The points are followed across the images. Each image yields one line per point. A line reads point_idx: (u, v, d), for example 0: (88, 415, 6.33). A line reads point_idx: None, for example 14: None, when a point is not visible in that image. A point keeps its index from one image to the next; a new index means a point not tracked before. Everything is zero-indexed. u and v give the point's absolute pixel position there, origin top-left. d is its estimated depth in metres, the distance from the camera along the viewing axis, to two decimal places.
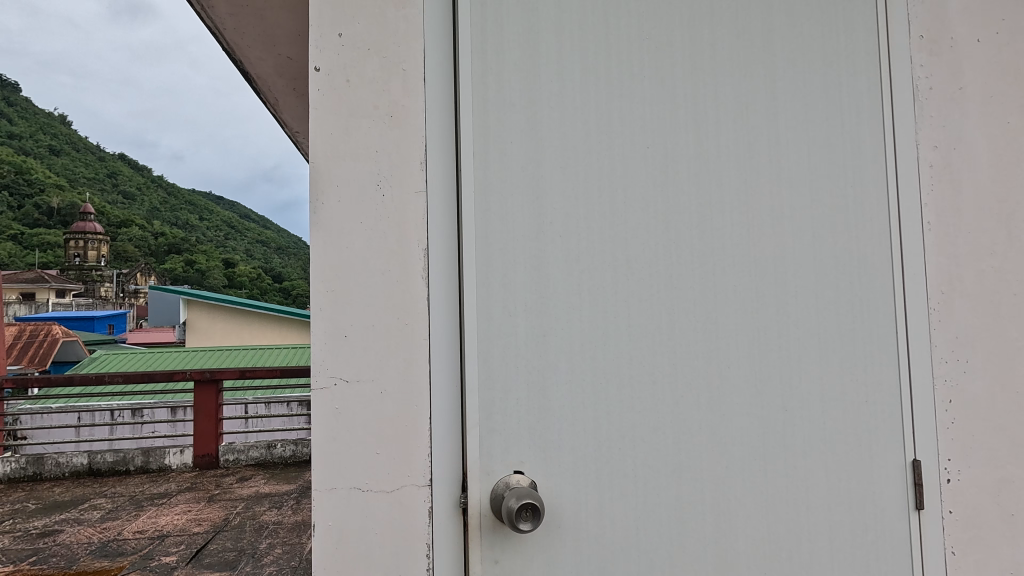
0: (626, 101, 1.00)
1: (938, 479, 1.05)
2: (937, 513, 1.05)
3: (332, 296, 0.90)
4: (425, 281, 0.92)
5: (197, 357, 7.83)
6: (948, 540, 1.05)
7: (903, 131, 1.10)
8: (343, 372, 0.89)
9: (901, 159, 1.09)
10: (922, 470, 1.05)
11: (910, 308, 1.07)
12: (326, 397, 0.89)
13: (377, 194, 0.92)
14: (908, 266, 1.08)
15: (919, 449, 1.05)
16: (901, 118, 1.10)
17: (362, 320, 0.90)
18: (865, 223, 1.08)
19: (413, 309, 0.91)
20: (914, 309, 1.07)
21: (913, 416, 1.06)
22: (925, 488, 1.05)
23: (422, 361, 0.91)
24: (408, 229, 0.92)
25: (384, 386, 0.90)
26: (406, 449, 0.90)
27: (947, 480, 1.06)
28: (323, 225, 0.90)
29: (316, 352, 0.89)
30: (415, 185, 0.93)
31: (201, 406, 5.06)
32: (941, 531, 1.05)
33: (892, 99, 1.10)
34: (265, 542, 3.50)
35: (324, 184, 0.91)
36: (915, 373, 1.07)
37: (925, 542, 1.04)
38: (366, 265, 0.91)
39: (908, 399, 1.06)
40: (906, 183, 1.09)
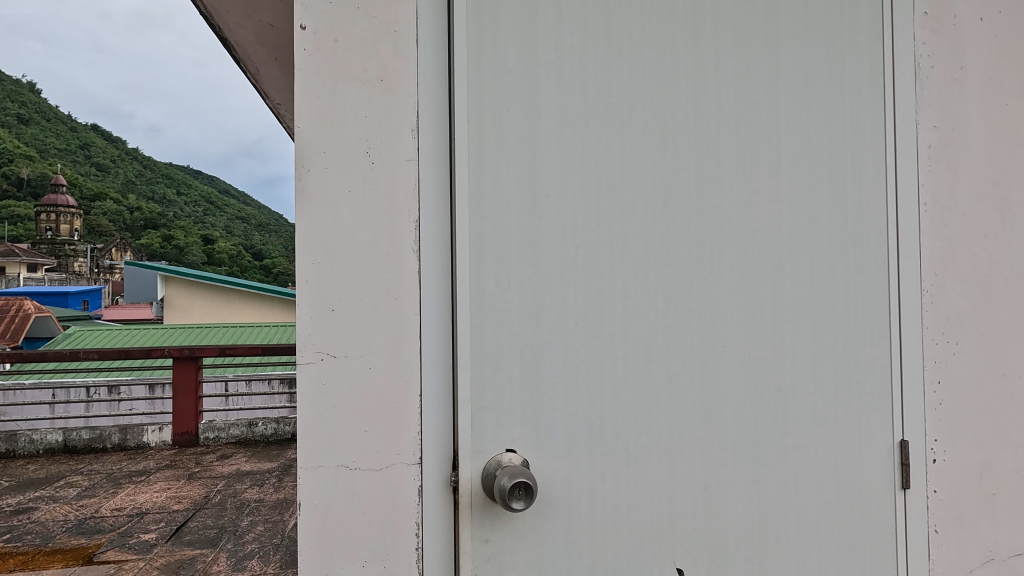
0: (626, 71, 0.97)
1: (924, 458, 1.06)
2: (922, 493, 1.06)
3: (318, 268, 0.86)
4: (416, 252, 0.89)
5: (174, 334, 7.69)
6: (931, 519, 1.06)
7: (904, 110, 1.08)
8: (329, 347, 0.86)
9: (901, 139, 1.08)
10: (909, 451, 1.06)
11: (903, 290, 1.07)
12: (312, 372, 0.86)
13: (365, 161, 0.88)
14: (903, 249, 1.07)
15: (907, 430, 1.06)
16: (902, 96, 1.08)
17: (350, 294, 0.87)
18: (862, 204, 1.07)
19: (403, 284, 0.88)
20: (906, 292, 1.07)
21: (901, 397, 1.06)
22: (911, 468, 1.06)
23: (412, 336, 0.88)
24: (398, 199, 0.88)
25: (373, 361, 0.87)
26: (396, 427, 0.88)
27: (932, 460, 1.07)
28: (308, 193, 0.86)
29: (301, 326, 0.86)
30: (405, 155, 0.89)
31: (179, 383, 4.98)
32: (925, 510, 1.06)
33: (893, 79, 1.08)
34: (246, 519, 3.48)
35: (309, 150, 0.86)
36: (906, 354, 1.07)
37: (910, 521, 1.06)
38: (354, 237, 0.87)
39: (898, 381, 1.06)
40: (904, 164, 1.08)
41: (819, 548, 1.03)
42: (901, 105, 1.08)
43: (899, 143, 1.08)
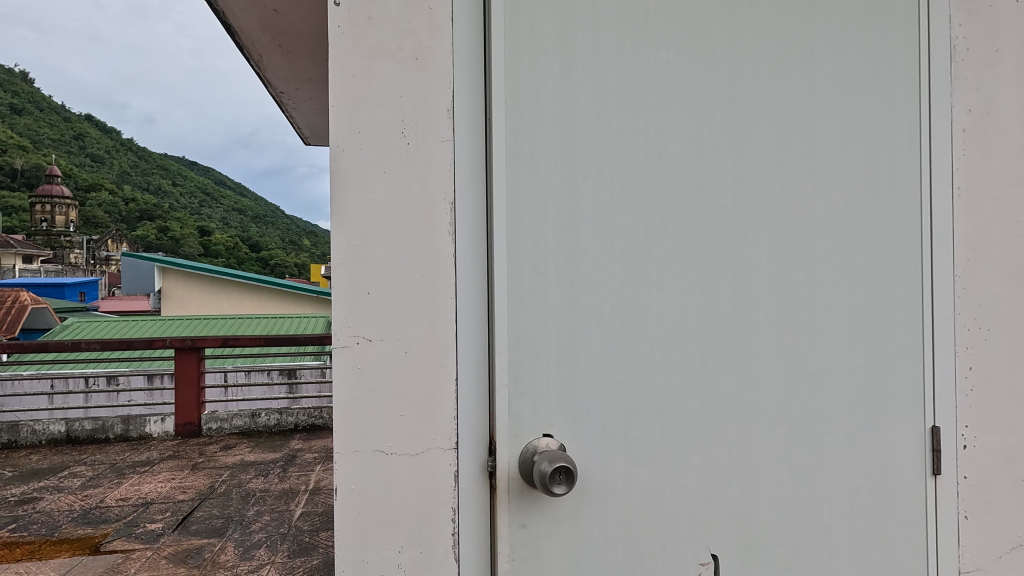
0: (662, 51, 0.95)
1: (955, 444, 1.06)
2: (952, 479, 1.06)
3: (352, 250, 0.85)
4: (451, 235, 0.88)
5: (173, 325, 7.66)
6: (961, 505, 1.06)
7: (938, 92, 1.07)
8: (365, 331, 0.85)
9: (936, 122, 1.07)
10: (940, 437, 1.05)
11: (936, 275, 1.06)
12: (347, 356, 0.85)
13: (400, 142, 0.86)
14: (936, 233, 1.06)
15: (939, 415, 1.06)
16: (937, 79, 1.07)
17: (384, 277, 0.86)
18: (897, 188, 1.05)
19: (439, 267, 0.87)
20: (939, 277, 1.06)
21: (933, 382, 1.06)
22: (942, 453, 1.06)
23: (447, 320, 0.87)
24: (433, 181, 0.87)
25: (408, 345, 0.86)
26: (431, 411, 0.87)
27: (962, 446, 1.06)
28: (343, 174, 0.85)
29: (336, 309, 0.84)
30: (440, 136, 0.88)
31: (181, 373, 4.96)
32: (956, 496, 1.06)
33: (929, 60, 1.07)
34: (252, 509, 3.48)
35: (343, 130, 0.85)
36: (939, 339, 1.06)
37: (940, 506, 1.06)
38: (389, 219, 0.86)
39: (930, 367, 1.06)
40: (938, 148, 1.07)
41: (850, 534, 1.02)
42: (936, 88, 1.07)
43: (934, 126, 1.06)
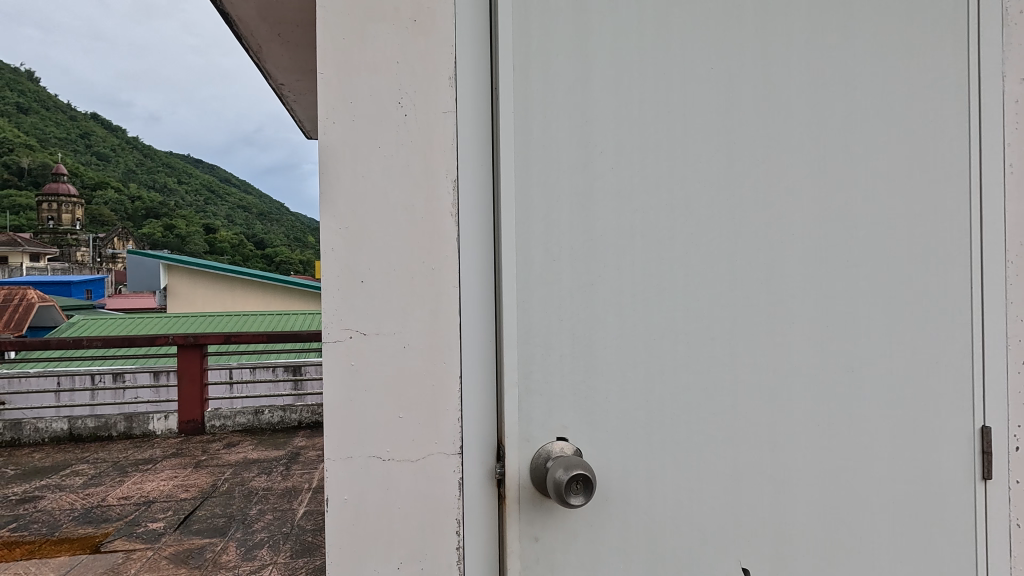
0: (687, 15, 0.86)
1: (1007, 446, 0.96)
2: (1005, 484, 0.96)
3: (345, 234, 0.76)
4: (455, 217, 0.79)
5: (177, 322, 7.61)
6: (1014, 512, 0.97)
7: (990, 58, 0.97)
8: (359, 324, 0.77)
9: (987, 92, 0.97)
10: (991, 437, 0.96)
11: (987, 260, 0.97)
12: (339, 352, 0.76)
13: (397, 114, 0.78)
14: (988, 214, 0.97)
15: (990, 414, 0.96)
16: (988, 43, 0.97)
17: (380, 265, 0.77)
18: (943, 165, 0.96)
19: (441, 253, 0.78)
20: (989, 262, 0.97)
21: (985, 377, 0.96)
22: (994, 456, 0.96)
23: (451, 312, 0.78)
24: (434, 157, 0.78)
25: (407, 339, 0.78)
26: (433, 412, 0.78)
27: (1016, 448, 0.97)
28: (334, 150, 0.76)
29: (327, 300, 0.76)
30: (441, 106, 0.79)
31: (184, 370, 4.90)
32: (1008, 502, 0.97)
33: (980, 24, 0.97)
34: (254, 508, 3.41)
35: (334, 100, 0.76)
36: (990, 330, 0.96)
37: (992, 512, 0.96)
38: (386, 200, 0.77)
39: (981, 361, 0.96)
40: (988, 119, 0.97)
41: (893, 545, 0.93)
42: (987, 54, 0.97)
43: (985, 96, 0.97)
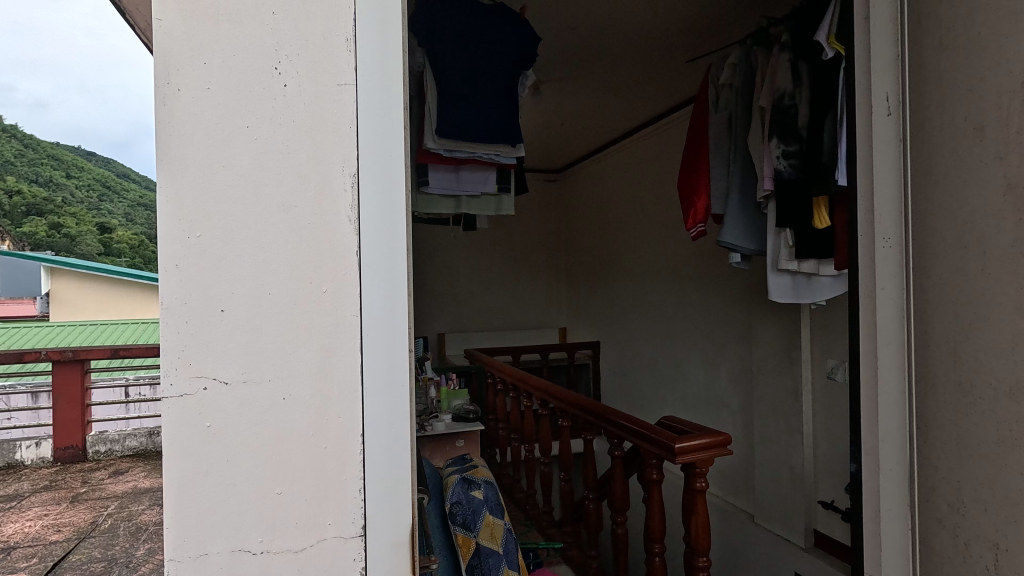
0: None
1: (949, 470, 0.91)
2: (945, 508, 0.92)
3: (197, 246, 0.55)
4: (354, 223, 0.59)
5: (58, 333, 6.71)
6: (942, 539, 0.92)
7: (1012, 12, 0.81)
8: (217, 369, 0.55)
9: (973, 72, 0.87)
10: (964, 460, 0.88)
11: (969, 262, 0.88)
12: (188, 408, 0.55)
13: (274, 82, 0.57)
14: (977, 212, 0.86)
15: (943, 431, 0.92)
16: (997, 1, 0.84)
17: (249, 289, 0.56)
18: (884, 186, 0.99)
19: (336, 271, 0.59)
20: (973, 262, 0.87)
21: (936, 391, 0.93)
22: (987, 488, 0.86)
23: (349, 351, 0.59)
24: (326, 144, 0.58)
25: (287, 388, 0.57)
26: (324, 484, 0.58)
27: (936, 468, 0.93)
28: (177, 129, 0.55)
29: (171, 340, 0.54)
30: (335, 75, 0.59)
31: (60, 391, 4.22)
32: (943, 528, 0.92)
33: (925, 17, 0.94)
34: (142, 547, 2.97)
35: (179, 58, 0.55)
36: (968, 341, 0.88)
37: (961, 548, 0.89)
38: (256, 199, 0.56)
39: (930, 370, 0.94)
40: (998, 92, 0.83)
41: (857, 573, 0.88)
42: (999, 13, 0.83)
43: (963, 79, 0.88)
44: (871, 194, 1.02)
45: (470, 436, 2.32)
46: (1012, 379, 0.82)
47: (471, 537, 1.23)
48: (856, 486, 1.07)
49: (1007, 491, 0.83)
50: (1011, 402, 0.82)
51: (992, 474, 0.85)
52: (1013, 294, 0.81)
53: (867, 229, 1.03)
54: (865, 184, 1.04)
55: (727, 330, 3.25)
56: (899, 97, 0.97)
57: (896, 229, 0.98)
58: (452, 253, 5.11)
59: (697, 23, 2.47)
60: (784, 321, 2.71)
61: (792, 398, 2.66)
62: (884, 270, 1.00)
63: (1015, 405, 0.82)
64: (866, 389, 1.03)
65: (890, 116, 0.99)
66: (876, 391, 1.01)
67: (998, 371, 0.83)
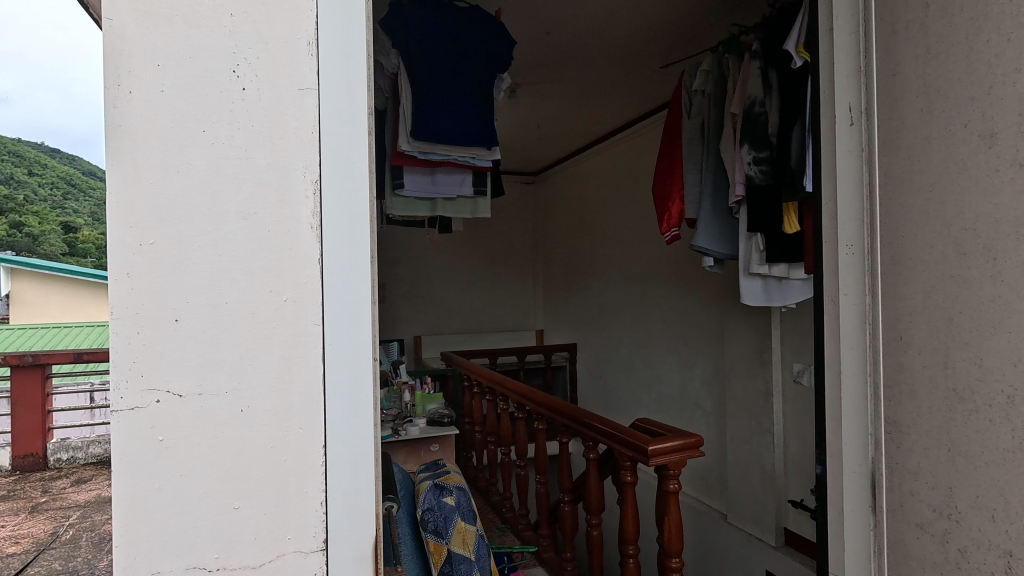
0: None
1: (908, 472, 0.92)
2: (905, 509, 0.93)
3: (150, 253, 0.53)
4: (316, 230, 0.58)
5: (19, 336, 6.49)
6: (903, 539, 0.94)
7: (1005, 22, 0.78)
8: (171, 381, 0.54)
9: (954, 83, 0.84)
10: (963, 470, 0.84)
11: (964, 267, 0.83)
12: (140, 421, 0.53)
13: (232, 86, 0.56)
14: (986, 216, 0.80)
15: (923, 436, 0.90)
16: (981, 12, 0.81)
17: (205, 298, 0.54)
18: (849, 195, 1.03)
19: (296, 279, 0.57)
20: (972, 269, 0.82)
21: (917, 397, 0.90)
22: (940, 490, 0.88)
23: (310, 361, 0.58)
24: (287, 150, 0.57)
25: (245, 399, 0.56)
26: (285, 498, 0.57)
27: (896, 470, 0.95)
28: (129, 133, 0.53)
29: (123, 351, 0.52)
30: (296, 80, 0.58)
31: (22, 396, 4.08)
32: (903, 528, 0.94)
33: (894, 28, 0.94)
34: (106, 558, 2.88)
35: (132, 58, 0.53)
36: (975, 348, 0.82)
37: (934, 555, 0.89)
38: (212, 204, 0.55)
39: (913, 376, 0.91)
40: (977, 102, 0.82)
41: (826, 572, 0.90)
42: (969, 25, 0.83)
43: (956, 87, 0.84)
44: (836, 203, 1.06)
45: (445, 440, 2.30)
46: (967, 383, 0.83)
47: (443, 544, 1.22)
48: (822, 487, 1.10)
49: (980, 499, 0.82)
50: (1012, 411, 0.77)
51: (1000, 485, 0.79)
52: (1013, 303, 0.77)
53: (832, 236, 1.07)
54: (829, 192, 1.07)
55: (701, 332, 3.29)
56: (860, 106, 1.00)
57: (858, 236, 1.01)
58: (429, 255, 5.08)
59: (671, 28, 2.49)
60: (756, 324, 2.75)
61: (763, 399, 2.71)
62: (847, 276, 1.03)
63: (1016, 413, 0.77)
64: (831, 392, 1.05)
65: (853, 125, 1.01)
66: (841, 394, 1.03)
67: (993, 380, 0.79)
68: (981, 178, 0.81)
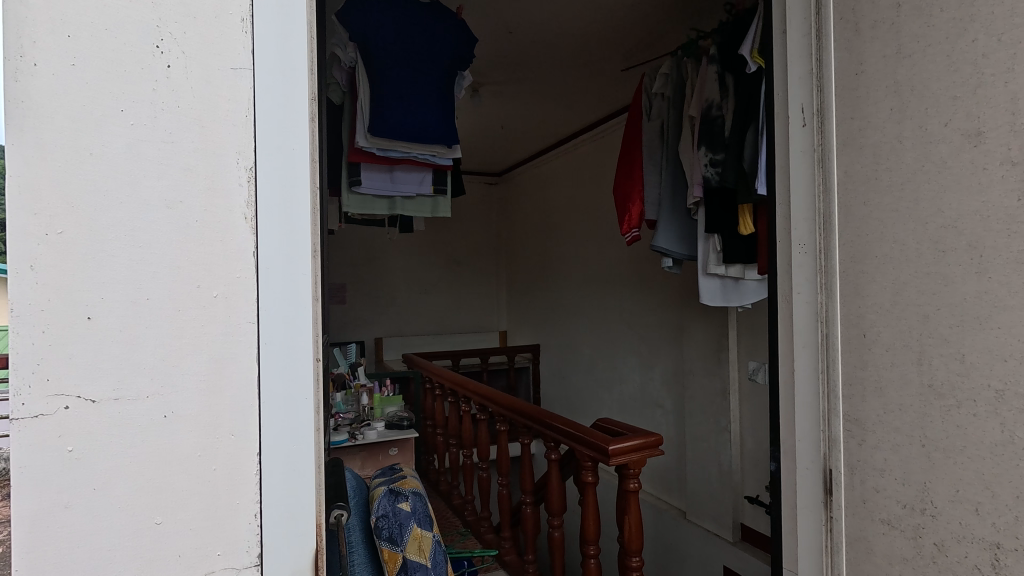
0: None
1: (869, 469, 0.94)
2: (862, 504, 0.95)
3: (57, 244, 0.47)
4: (251, 222, 0.54)
5: None
6: (857, 533, 0.96)
7: (992, 23, 0.78)
8: (82, 387, 0.48)
9: (933, 84, 0.85)
10: (935, 465, 0.85)
11: (943, 264, 0.83)
12: (44, 433, 0.47)
13: (156, 62, 0.51)
14: (971, 215, 0.80)
15: (890, 433, 0.91)
16: (964, 14, 0.81)
17: (122, 294, 0.49)
18: (802, 194, 1.04)
19: (228, 275, 0.53)
20: (954, 266, 0.82)
21: (886, 394, 0.91)
22: (905, 485, 0.89)
23: (245, 364, 0.54)
24: (219, 134, 0.53)
25: (168, 406, 0.51)
26: (214, 512, 0.53)
27: (854, 465, 0.96)
28: (31, 109, 0.47)
29: (22, 353, 0.46)
30: (228, 58, 0.53)
31: None
32: (858, 522, 0.96)
33: (857, 28, 0.95)
34: None
35: (36, 26, 0.47)
36: (956, 343, 0.82)
37: (894, 548, 0.91)
38: (133, 191, 0.50)
39: (879, 372, 0.92)
40: (949, 101, 0.83)
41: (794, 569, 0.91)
42: (939, 24, 0.84)
43: (936, 87, 0.84)
44: (788, 204, 1.08)
45: (404, 444, 2.25)
46: (932, 379, 0.85)
47: (398, 552, 1.17)
48: (776, 484, 1.12)
49: (944, 493, 0.84)
50: (999, 404, 0.78)
51: (986, 477, 0.79)
52: (992, 299, 0.78)
53: (785, 237, 1.09)
54: (783, 193, 1.09)
55: (660, 332, 3.34)
56: (813, 107, 1.02)
57: (811, 236, 1.03)
58: (389, 255, 4.98)
59: (634, 31, 2.51)
60: (713, 324, 2.80)
61: (720, 397, 2.77)
62: (800, 275, 1.05)
63: (1005, 406, 0.77)
64: (787, 389, 1.07)
65: (805, 126, 1.03)
66: (796, 391, 1.05)
67: (965, 376, 0.81)
68: (949, 178, 0.83)
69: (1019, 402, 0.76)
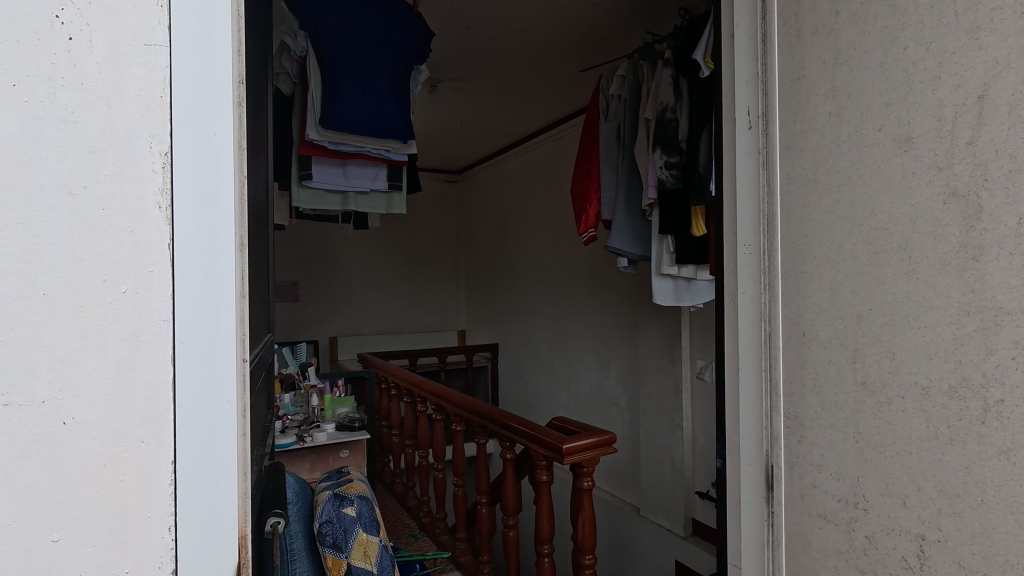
0: None
1: (808, 464, 0.96)
2: (801, 498, 0.98)
3: None
4: (166, 211, 0.49)
5: None
6: (797, 526, 0.99)
7: (922, 32, 0.81)
8: None
9: (868, 90, 0.87)
10: (867, 459, 0.88)
11: (876, 265, 0.86)
12: None
13: (53, 20, 0.43)
14: (900, 218, 0.83)
15: (827, 429, 0.93)
16: (896, 23, 0.84)
17: (9, 289, 0.41)
18: (747, 195, 1.06)
19: (140, 269, 0.47)
20: (886, 267, 0.85)
21: (823, 391, 0.94)
22: (839, 479, 0.92)
23: (158, 370, 0.48)
24: (129, 111, 0.46)
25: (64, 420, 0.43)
26: (123, 536, 0.46)
27: (795, 460, 0.99)
28: None
29: None
30: (141, 32, 0.47)
31: None
32: (798, 516, 0.98)
33: (799, 34, 0.97)
34: None
35: None
36: (887, 342, 0.85)
37: (828, 540, 0.93)
38: (24, 174, 0.41)
39: (817, 370, 0.95)
40: (881, 107, 0.85)
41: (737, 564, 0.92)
42: (872, 32, 0.87)
43: (870, 92, 0.87)
44: (734, 204, 1.09)
45: (356, 445, 2.20)
46: (865, 377, 0.88)
47: (342, 558, 1.13)
48: (722, 480, 1.13)
49: (876, 485, 0.87)
50: (925, 400, 0.80)
51: (913, 471, 0.82)
52: (917, 299, 0.81)
53: (731, 237, 1.10)
54: (729, 193, 1.10)
55: (615, 331, 3.38)
56: (758, 110, 1.04)
57: (755, 237, 1.04)
58: (344, 252, 4.87)
59: (590, 33, 2.53)
60: (666, 323, 2.86)
61: (672, 395, 2.82)
62: (744, 274, 1.07)
63: (931, 403, 0.80)
64: (732, 387, 1.09)
65: (751, 128, 1.05)
66: (740, 389, 1.07)
67: (894, 374, 0.84)
68: (880, 181, 0.85)
69: (942, 398, 0.79)
